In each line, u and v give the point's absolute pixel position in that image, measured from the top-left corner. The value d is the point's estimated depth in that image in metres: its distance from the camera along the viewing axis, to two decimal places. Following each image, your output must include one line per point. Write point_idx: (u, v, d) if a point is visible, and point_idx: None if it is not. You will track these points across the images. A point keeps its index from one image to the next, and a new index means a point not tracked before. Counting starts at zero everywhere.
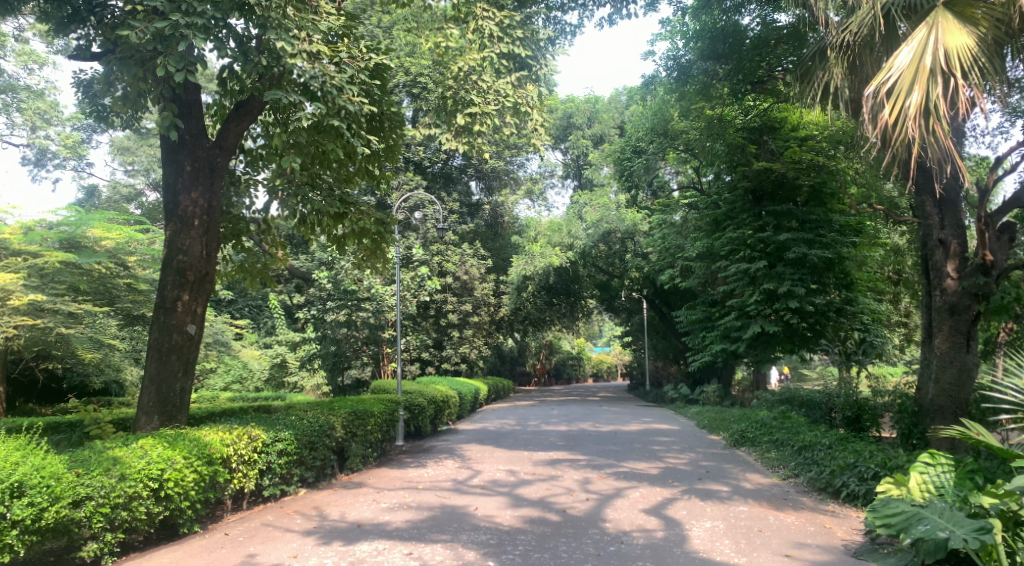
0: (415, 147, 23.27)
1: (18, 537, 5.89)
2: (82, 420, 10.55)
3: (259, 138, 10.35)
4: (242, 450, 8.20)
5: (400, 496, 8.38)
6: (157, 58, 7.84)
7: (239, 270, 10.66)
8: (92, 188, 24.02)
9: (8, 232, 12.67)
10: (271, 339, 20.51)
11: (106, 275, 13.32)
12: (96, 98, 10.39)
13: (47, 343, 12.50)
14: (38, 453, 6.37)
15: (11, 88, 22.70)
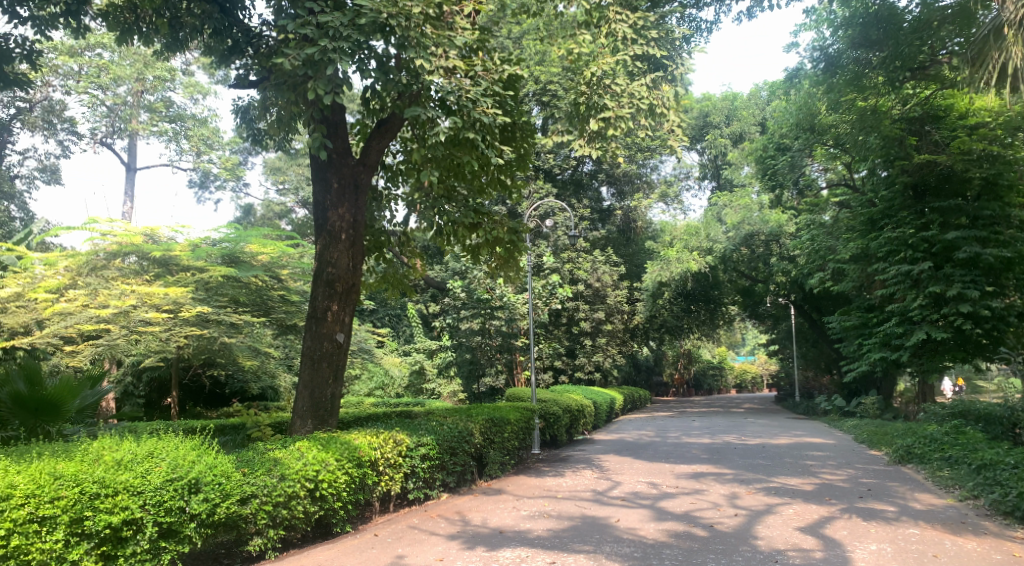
0: (545, 155, 23.46)
1: (195, 529, 6.37)
2: (244, 423, 11.39)
3: (398, 154, 10.73)
4: (388, 454, 8.50)
5: (541, 504, 8.39)
6: (308, 82, 8.31)
7: (381, 281, 11.09)
8: (249, 207, 26.02)
9: (178, 249, 13.81)
10: (410, 347, 21.30)
11: (262, 287, 14.22)
12: (252, 122, 11.19)
13: (213, 351, 13.57)
14: (210, 452, 6.89)
15: (180, 118, 25.21)
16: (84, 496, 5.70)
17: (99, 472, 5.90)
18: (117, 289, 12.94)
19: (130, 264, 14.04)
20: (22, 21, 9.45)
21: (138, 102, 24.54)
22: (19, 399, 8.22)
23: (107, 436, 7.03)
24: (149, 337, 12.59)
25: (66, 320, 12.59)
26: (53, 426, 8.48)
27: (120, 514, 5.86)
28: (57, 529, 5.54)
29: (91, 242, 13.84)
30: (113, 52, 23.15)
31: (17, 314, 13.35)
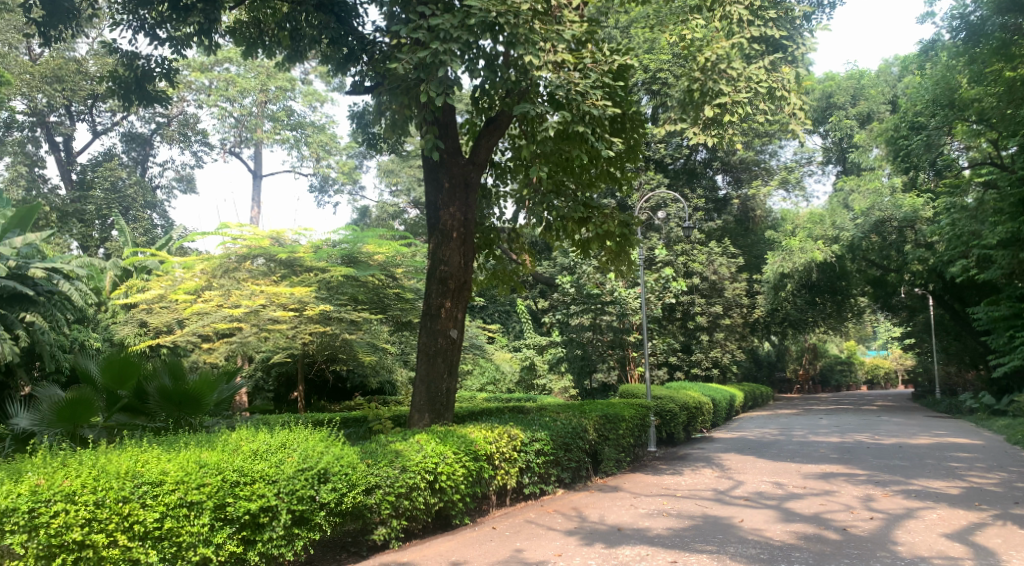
0: (656, 145, 23.01)
1: (325, 517, 6.68)
2: (366, 416, 11.85)
3: (507, 152, 10.79)
4: (503, 448, 8.58)
5: (659, 502, 8.21)
6: (420, 85, 8.49)
7: (491, 278, 11.18)
8: (365, 209, 27.03)
9: (302, 251, 14.43)
10: (522, 342, 21.46)
11: (379, 286, 14.61)
12: (367, 127, 11.55)
13: (335, 347, 14.27)
14: (337, 444, 7.21)
15: (300, 126, 26.58)
16: (226, 483, 6.07)
17: (238, 461, 6.28)
18: (247, 290, 13.68)
19: (259, 266, 14.86)
20: (161, 42, 10.17)
21: (262, 112, 26.00)
22: (165, 393, 8.86)
23: (243, 428, 7.50)
24: (278, 335, 13.35)
25: (203, 319, 13.51)
26: (194, 418, 9.06)
27: (257, 501, 6.19)
28: (204, 513, 5.91)
29: (224, 246, 14.72)
30: (240, 66, 24.64)
31: (162, 314, 14.44)
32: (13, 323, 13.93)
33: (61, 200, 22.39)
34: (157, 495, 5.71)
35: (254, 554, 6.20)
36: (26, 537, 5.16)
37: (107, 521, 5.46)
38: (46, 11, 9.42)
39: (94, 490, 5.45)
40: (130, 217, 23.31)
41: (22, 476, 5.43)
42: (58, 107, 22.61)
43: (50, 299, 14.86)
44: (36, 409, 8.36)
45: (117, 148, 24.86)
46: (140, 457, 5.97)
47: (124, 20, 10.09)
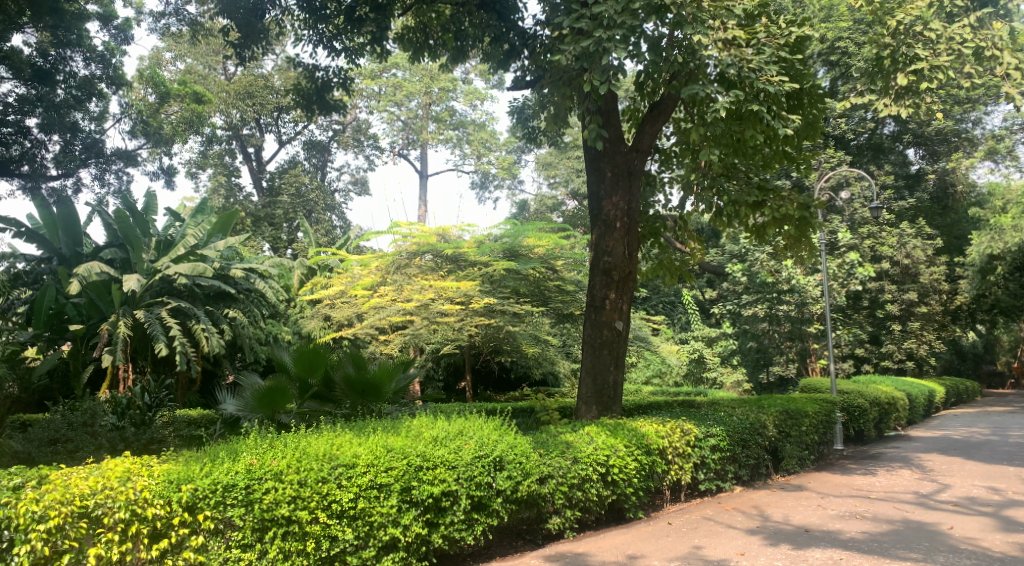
0: (835, 120, 21.55)
1: (502, 504, 6.85)
2: (534, 407, 11.99)
3: (672, 137, 10.44)
4: (677, 443, 8.34)
5: (852, 504, 7.63)
6: (583, 74, 8.40)
7: (658, 268, 10.85)
8: (524, 203, 27.53)
9: (466, 246, 14.90)
10: (690, 334, 20.84)
11: (540, 279, 14.68)
12: (527, 121, 11.56)
13: (499, 339, 14.56)
14: (510, 433, 7.38)
15: (462, 125, 27.40)
16: (411, 468, 6.37)
17: (420, 446, 6.58)
18: (418, 284, 14.38)
19: (427, 262, 15.25)
20: (338, 53, 10.80)
21: (427, 113, 27.10)
22: (349, 381, 9.49)
23: (423, 416, 7.89)
24: (446, 327, 13.86)
25: (380, 312, 14.32)
26: (375, 405, 9.65)
27: (439, 486, 6.46)
28: (393, 495, 6.23)
29: (396, 244, 15.35)
30: (406, 70, 25.92)
31: (342, 309, 15.51)
32: (219, 317, 15.58)
33: (254, 205, 24.64)
34: (351, 477, 6.10)
35: (437, 536, 6.46)
36: (244, 510, 5.67)
37: (309, 499, 5.89)
38: (241, 33, 10.34)
39: (297, 471, 5.92)
40: (312, 219, 25.06)
41: (238, 456, 5.99)
42: (250, 120, 24.86)
43: (249, 297, 16.57)
44: (240, 396, 9.22)
45: (300, 155, 26.89)
46: (334, 442, 6.42)
47: (306, 35, 10.79)
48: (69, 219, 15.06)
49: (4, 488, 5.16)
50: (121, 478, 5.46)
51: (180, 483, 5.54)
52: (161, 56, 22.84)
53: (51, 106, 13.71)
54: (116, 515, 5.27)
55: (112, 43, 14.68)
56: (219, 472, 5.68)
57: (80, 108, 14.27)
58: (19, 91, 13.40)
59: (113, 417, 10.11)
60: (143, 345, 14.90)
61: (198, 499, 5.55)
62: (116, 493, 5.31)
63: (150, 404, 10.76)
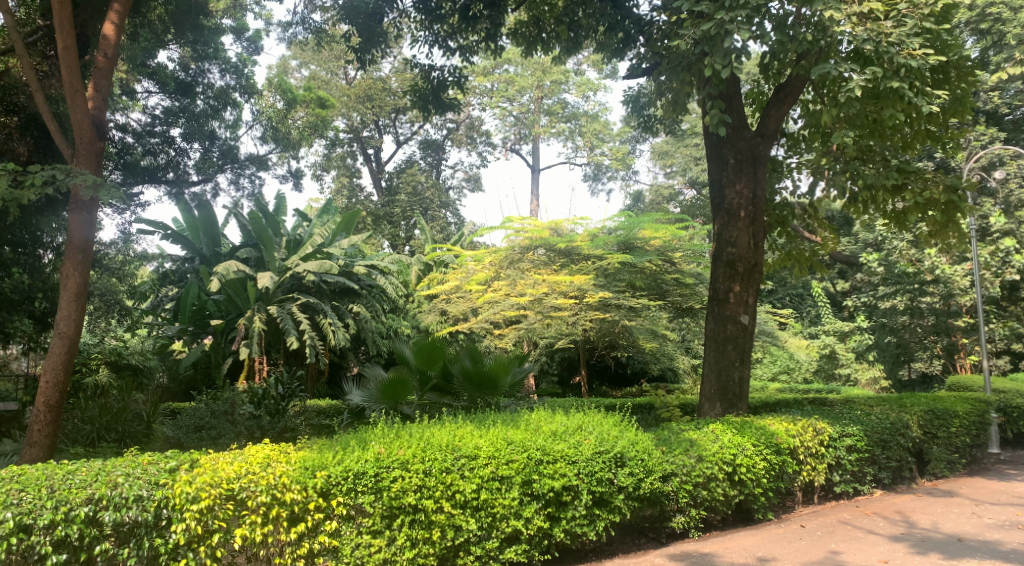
0: (986, 94, 19.79)
1: (624, 501, 6.74)
2: (654, 403, 11.79)
3: (800, 120, 9.90)
4: (809, 443, 7.93)
5: (1011, 513, 7.02)
6: (703, 59, 8.09)
7: (786, 258, 10.35)
8: (639, 194, 27.05)
9: (579, 240, 14.52)
10: (818, 329, 19.83)
11: (658, 272, 14.27)
12: (642, 110, 11.24)
13: (616, 334, 14.36)
14: (631, 429, 7.26)
15: (575, 117, 27.22)
16: (532, 461, 6.39)
17: (540, 440, 6.58)
18: (531, 278, 14.14)
19: (540, 256, 14.99)
20: (452, 52, 10.94)
21: (539, 107, 27.06)
22: (467, 374, 9.63)
23: (540, 411, 7.92)
24: (560, 322, 13.80)
25: (495, 307, 14.47)
26: (492, 398, 9.76)
27: (559, 480, 6.43)
28: (514, 488, 6.27)
29: (509, 239, 15.22)
30: (518, 65, 26.10)
31: (458, 304, 15.78)
32: (344, 312, 16.34)
33: (374, 204, 25.59)
34: (474, 468, 6.19)
35: (559, 530, 6.45)
36: (373, 497, 5.85)
37: (434, 489, 6.01)
38: (362, 37, 10.67)
39: (422, 460, 6.06)
40: (429, 216, 25.66)
41: (367, 445, 6.20)
42: (369, 122, 25.85)
43: (371, 292, 17.25)
44: (365, 388, 9.57)
45: (416, 154, 27.64)
46: (456, 434, 6.55)
47: (422, 36, 10.98)
48: (209, 222, 16.07)
49: (160, 469, 5.52)
50: (262, 464, 5.76)
51: (314, 469, 5.77)
52: (287, 64, 24.08)
53: (192, 116, 14.85)
54: (258, 498, 5.56)
55: (244, 54, 15.53)
56: (350, 459, 5.89)
57: (217, 117, 15.31)
58: (164, 104, 14.75)
59: (251, 405, 10.75)
60: (275, 339, 15.79)
61: (331, 485, 5.77)
62: (258, 478, 5.61)
63: (283, 394, 11.36)
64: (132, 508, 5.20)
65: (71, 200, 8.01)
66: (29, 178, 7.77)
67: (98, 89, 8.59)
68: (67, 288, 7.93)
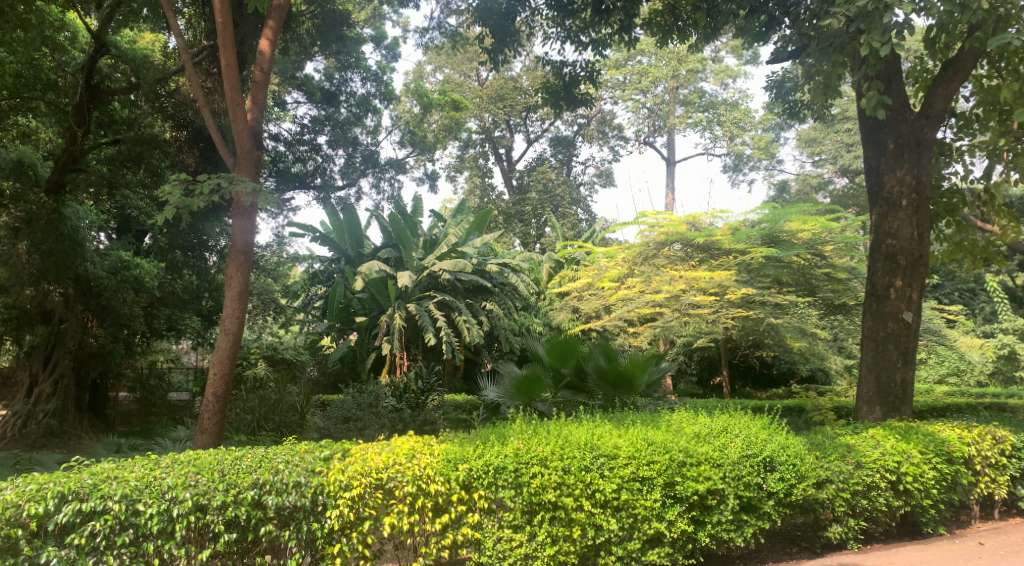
0: None
1: (774, 507, 6.40)
2: (804, 406, 11.18)
3: (970, 97, 9.03)
4: (987, 452, 7.22)
5: None
6: (859, 38, 7.53)
7: (956, 249, 9.46)
8: (783, 183, 25.52)
9: (719, 233, 13.91)
10: (992, 328, 18.00)
11: (806, 266, 13.51)
12: (787, 96, 10.62)
13: (760, 332, 13.71)
14: (781, 433, 6.87)
15: (713, 106, 26.26)
16: (674, 463, 6.19)
17: (682, 442, 6.36)
18: (667, 274, 13.70)
19: (676, 251, 14.43)
20: (585, 46, 10.84)
21: (674, 98, 26.42)
22: (602, 373, 9.45)
23: (682, 412, 7.68)
24: (699, 319, 13.33)
25: (629, 304, 14.16)
26: (629, 398, 9.53)
27: (703, 483, 6.19)
28: (656, 489, 6.10)
29: (642, 235, 14.75)
30: (652, 55, 25.52)
31: (591, 301, 15.59)
32: (478, 309, 16.65)
33: (505, 204, 25.90)
34: (613, 467, 6.08)
35: (704, 535, 6.22)
36: (513, 492, 5.89)
37: (573, 487, 5.97)
38: (495, 38, 10.80)
39: (561, 458, 6.02)
40: (560, 213, 25.61)
41: (507, 441, 6.25)
42: (500, 122, 26.27)
43: (503, 290, 17.48)
44: (500, 384, 9.68)
45: (547, 152, 27.74)
46: (595, 433, 6.46)
47: (554, 33, 10.96)
48: (353, 224, 16.87)
49: (316, 458, 5.79)
50: (408, 455, 5.92)
51: (457, 462, 5.88)
52: (423, 68, 24.83)
53: (337, 124, 15.71)
54: (405, 488, 5.71)
55: (383, 61, 16.20)
56: (491, 454, 5.95)
57: (359, 124, 16.09)
58: (312, 113, 15.67)
59: (393, 399, 11.16)
60: (414, 335, 16.33)
61: (473, 478, 5.87)
62: (405, 468, 5.76)
63: (422, 389, 11.69)
64: (292, 493, 5.46)
65: (235, 206, 8.62)
66: (199, 186, 8.41)
67: (256, 101, 9.20)
68: (231, 287, 8.54)
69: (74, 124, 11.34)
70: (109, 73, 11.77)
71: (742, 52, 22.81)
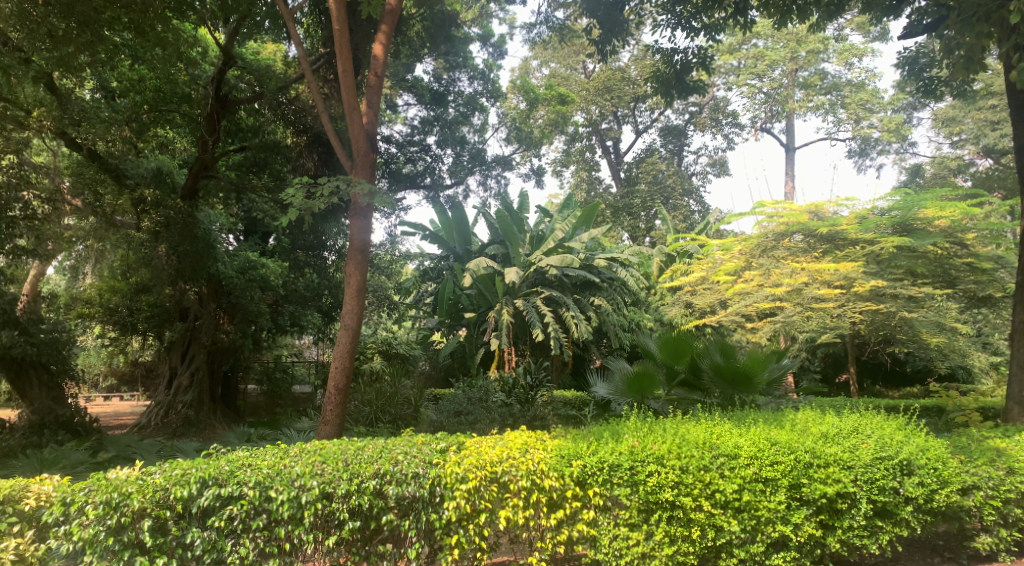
0: None
1: (913, 514, 6.01)
2: (944, 407, 10.41)
3: None
4: None
5: None
6: (1007, 4, 6.88)
7: None
8: (916, 167, 23.81)
9: (845, 223, 13.07)
10: None
11: (944, 256, 12.55)
12: (922, 72, 9.86)
13: (892, 328, 12.86)
14: (919, 435, 6.42)
15: (837, 87, 24.83)
16: (800, 464, 5.88)
17: (810, 442, 6.04)
18: (788, 267, 13.02)
19: (797, 242, 13.80)
20: (696, 32, 10.49)
21: (793, 81, 25.23)
22: (718, 371, 9.10)
23: (807, 410, 7.30)
24: (822, 314, 12.67)
25: (746, 299, 13.68)
26: (748, 396, 9.16)
27: (833, 486, 5.88)
28: (780, 491, 5.83)
29: (760, 226, 14.18)
30: (768, 38, 24.60)
31: (706, 296, 15.10)
32: (586, 305, 16.53)
33: (614, 197, 25.60)
34: (734, 468, 5.84)
35: (834, 540, 5.90)
36: (629, 490, 5.76)
37: (692, 486, 5.78)
38: (602, 29, 10.63)
39: (679, 456, 5.83)
40: (671, 205, 25.02)
41: (621, 438, 6.12)
42: (608, 114, 26.02)
43: (612, 285, 17.31)
44: (611, 381, 9.54)
45: (657, 142, 27.18)
46: (714, 432, 6.22)
47: (663, 20, 10.66)
48: (461, 222, 17.15)
49: (433, 450, 5.89)
50: (522, 449, 5.92)
51: (571, 458, 5.81)
52: (529, 64, 24.91)
53: (446, 123, 15.98)
54: (519, 482, 5.70)
55: (490, 59, 16.35)
56: (605, 451, 5.84)
57: (466, 122, 16.29)
58: (422, 114, 16.02)
59: (503, 394, 11.24)
60: (523, 331, 16.43)
61: (587, 475, 5.78)
62: (519, 463, 5.76)
63: (532, 384, 11.71)
64: (411, 484, 5.56)
65: (352, 207, 8.92)
66: (319, 189, 8.75)
67: (371, 104, 9.46)
68: (350, 285, 8.84)
69: (206, 134, 11.98)
70: (236, 84, 12.47)
71: (868, 29, 21.41)
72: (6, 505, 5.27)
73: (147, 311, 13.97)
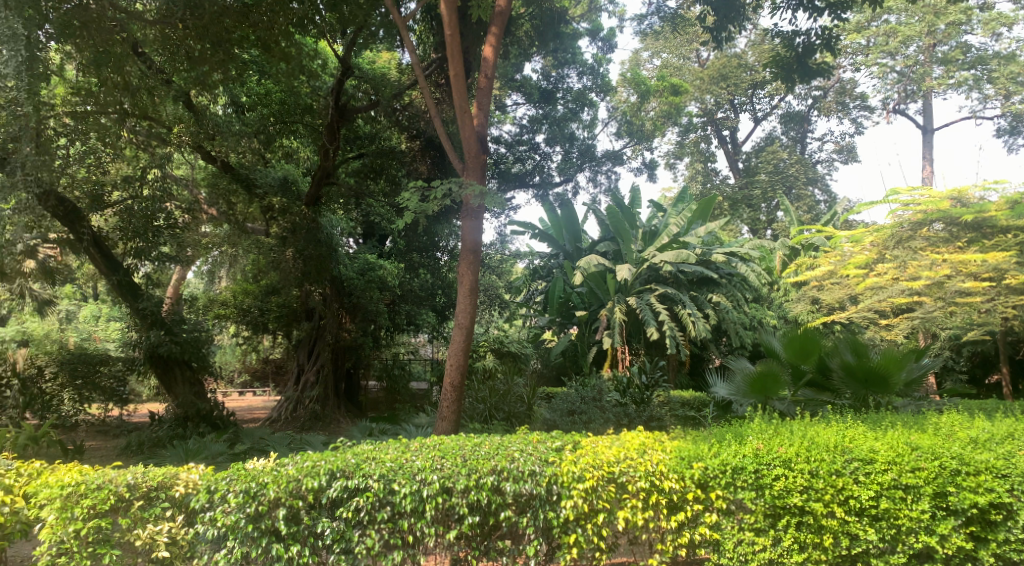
0: None
1: None
2: None
3: None
4: None
5: None
6: None
7: None
8: None
9: (993, 210, 11.98)
10: None
11: None
12: None
13: None
14: None
15: (982, 61, 22.83)
16: (946, 471, 5.45)
17: (957, 447, 5.58)
18: (926, 258, 12.13)
19: (938, 231, 12.73)
20: (820, 12, 9.95)
21: (931, 57, 23.48)
22: (849, 370, 8.59)
23: (951, 413, 6.77)
24: (968, 310, 11.70)
25: (879, 294, 12.89)
26: (884, 397, 8.59)
27: (985, 495, 5.42)
28: (923, 499, 5.42)
29: (894, 214, 13.15)
30: (901, 13, 22.99)
31: (834, 291, 14.31)
32: (704, 302, 16.03)
33: (732, 188, 24.81)
34: (870, 473, 5.46)
35: (987, 554, 5.45)
36: (754, 494, 5.51)
37: (823, 492, 5.46)
38: (717, 16, 10.26)
39: (808, 460, 5.51)
40: (794, 195, 23.92)
41: (745, 441, 5.85)
42: (724, 103, 25.08)
43: (732, 281, 16.66)
44: (731, 381, 9.18)
45: (777, 130, 26.05)
46: (846, 435, 5.85)
47: (783, 2, 10.17)
48: (571, 220, 17.07)
49: (549, 448, 5.85)
50: (640, 450, 5.78)
51: (691, 460, 5.62)
52: (640, 56, 24.49)
53: (554, 121, 15.95)
54: (638, 483, 5.56)
55: (599, 54, 16.19)
56: (728, 453, 5.60)
57: (575, 119, 16.19)
58: (530, 113, 16.04)
59: (617, 393, 11.06)
60: (636, 329, 16.16)
61: (709, 477, 5.57)
62: (637, 464, 5.62)
63: (646, 384, 11.44)
64: (528, 481, 5.54)
65: (464, 208, 9.02)
66: (432, 192, 8.90)
67: (481, 106, 9.56)
68: (463, 285, 8.94)
69: (327, 142, 12.50)
70: (354, 93, 12.95)
71: None
72: (159, 491, 5.45)
73: (276, 311, 14.77)
